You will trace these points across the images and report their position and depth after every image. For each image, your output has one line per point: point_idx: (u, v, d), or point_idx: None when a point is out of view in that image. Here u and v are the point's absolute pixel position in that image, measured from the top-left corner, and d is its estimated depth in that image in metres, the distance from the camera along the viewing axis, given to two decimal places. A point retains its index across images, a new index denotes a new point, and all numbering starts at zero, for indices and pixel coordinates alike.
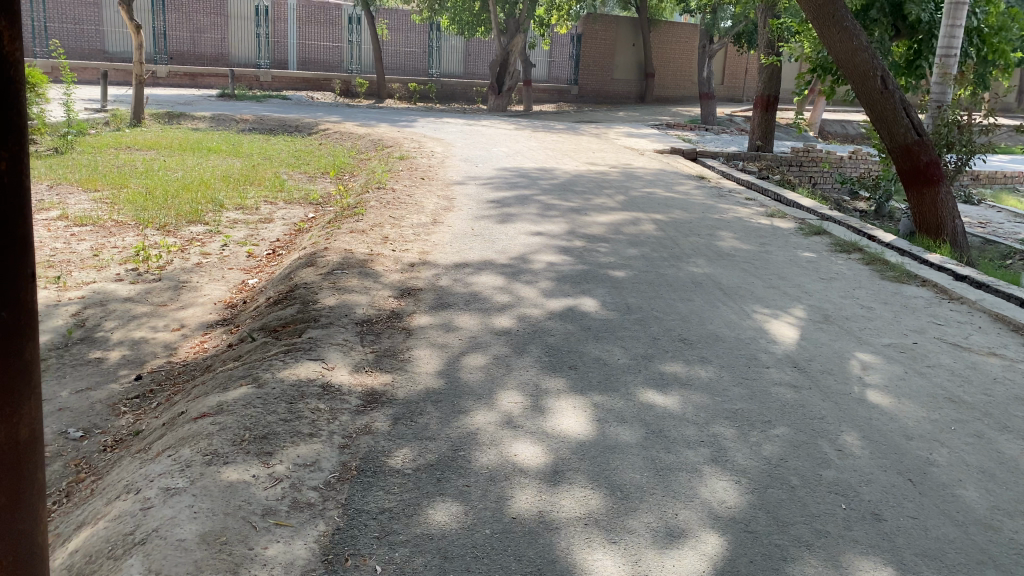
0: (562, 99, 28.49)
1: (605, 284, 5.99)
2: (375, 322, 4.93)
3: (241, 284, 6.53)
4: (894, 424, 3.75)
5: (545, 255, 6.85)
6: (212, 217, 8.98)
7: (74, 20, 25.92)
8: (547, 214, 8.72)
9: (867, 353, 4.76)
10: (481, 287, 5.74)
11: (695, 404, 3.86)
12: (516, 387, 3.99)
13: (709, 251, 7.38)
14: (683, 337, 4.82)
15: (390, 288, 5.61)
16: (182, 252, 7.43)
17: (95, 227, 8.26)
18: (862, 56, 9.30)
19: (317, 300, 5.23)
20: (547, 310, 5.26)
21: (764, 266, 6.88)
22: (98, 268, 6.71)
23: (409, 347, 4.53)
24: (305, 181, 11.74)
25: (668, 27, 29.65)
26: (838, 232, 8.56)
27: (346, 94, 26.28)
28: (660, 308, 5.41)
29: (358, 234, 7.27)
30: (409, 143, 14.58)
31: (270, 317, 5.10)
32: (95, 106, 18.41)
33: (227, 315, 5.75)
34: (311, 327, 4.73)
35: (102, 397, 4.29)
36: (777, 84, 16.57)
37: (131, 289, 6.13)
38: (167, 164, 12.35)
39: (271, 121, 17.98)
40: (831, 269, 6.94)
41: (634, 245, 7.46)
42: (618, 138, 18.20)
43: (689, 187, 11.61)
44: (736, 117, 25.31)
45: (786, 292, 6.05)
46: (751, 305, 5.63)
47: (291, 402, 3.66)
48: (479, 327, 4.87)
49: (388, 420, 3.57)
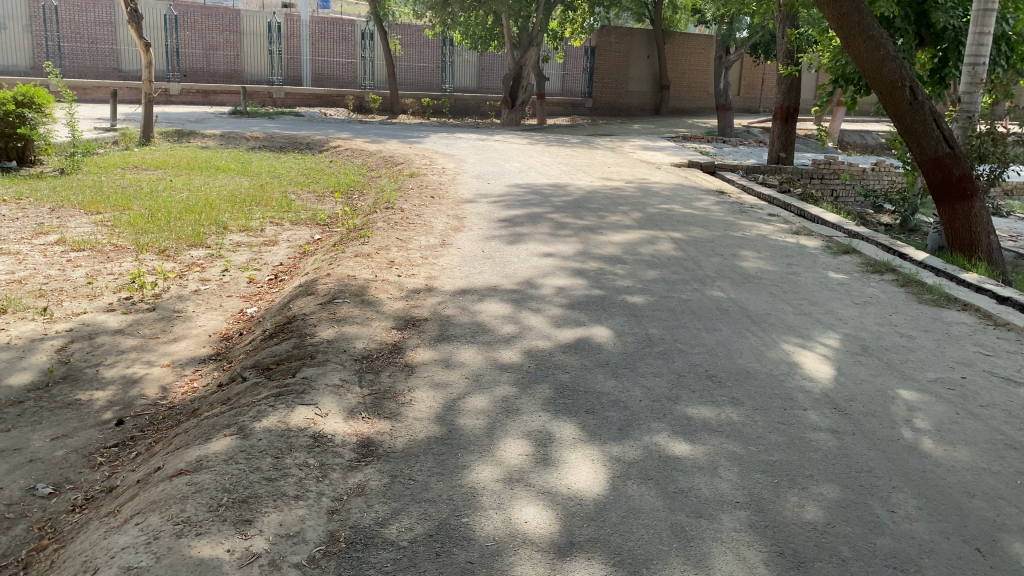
0: (575, 112, 28.24)
1: (621, 311, 5.61)
2: (376, 358, 4.57)
3: (239, 314, 6.20)
4: (952, 479, 3.34)
5: (558, 279, 6.47)
6: (214, 240, 8.70)
7: (89, 39, 25.99)
8: (559, 233, 8.36)
9: (912, 389, 4.34)
10: (490, 317, 5.37)
11: (724, 454, 3.47)
12: (526, 434, 3.61)
13: (732, 272, 6.98)
14: (710, 373, 4.42)
15: (393, 319, 5.25)
16: (180, 278, 7.12)
17: (93, 251, 7.98)
18: (890, 66, 8.88)
19: (314, 334, 4.88)
20: (560, 343, 4.87)
21: (792, 290, 6.47)
22: (91, 297, 6.41)
23: (410, 386, 4.17)
24: (313, 200, 11.45)
25: (683, 38, 29.29)
26: (868, 251, 8.13)
27: (359, 110, 26.07)
28: (683, 340, 5.01)
29: (363, 259, 6.93)
30: (420, 159, 14.28)
31: (263, 353, 4.75)
32: (105, 125, 18.28)
33: (220, 349, 5.41)
34: (306, 365, 4.38)
35: (77, 446, 3.94)
36: (796, 96, 16.15)
37: (121, 321, 5.81)
38: (173, 184, 12.10)
39: (282, 138, 17.77)
40: (863, 292, 6.52)
41: (652, 266, 7.08)
42: (634, 152, 17.84)
43: (708, 202, 11.22)
44: (753, 129, 24.87)
45: (817, 319, 5.65)
46: (780, 334, 5.22)
47: (277, 456, 3.31)
48: (487, 364, 4.50)
49: (382, 478, 3.20)
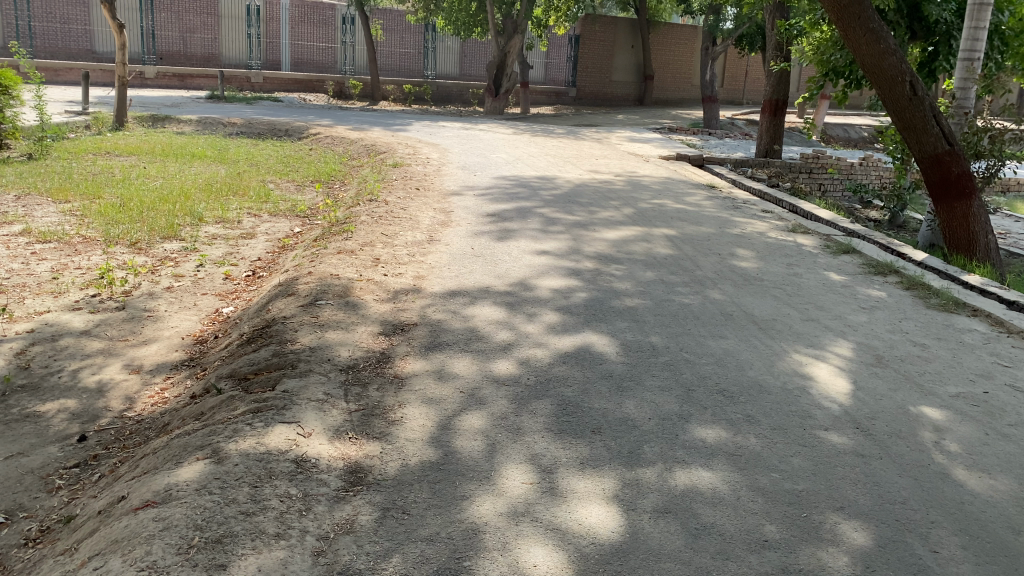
0: (559, 102, 27.85)
1: (620, 316, 5.31)
2: (362, 368, 4.24)
3: (214, 314, 5.84)
4: (993, 512, 3.09)
5: (551, 279, 6.16)
6: (189, 232, 8.30)
7: (61, 18, 25.22)
8: (550, 229, 8.05)
9: (935, 406, 4.08)
10: (483, 322, 5.06)
11: (745, 484, 3.20)
12: (527, 459, 3.31)
13: (733, 273, 6.70)
14: (721, 388, 4.13)
15: (379, 323, 4.92)
16: (152, 273, 6.73)
17: (59, 243, 7.55)
18: (890, 59, 8.61)
19: (295, 340, 4.55)
20: (559, 352, 4.57)
21: (796, 292, 6.23)
22: (55, 294, 6.01)
23: (400, 402, 3.84)
24: (293, 191, 11.03)
25: (667, 29, 28.99)
26: (869, 251, 7.89)
27: (340, 96, 25.61)
28: (689, 349, 4.72)
29: (346, 256, 6.57)
30: (403, 148, 13.91)
31: (240, 361, 4.40)
32: (76, 108, 17.68)
33: (194, 353, 5.06)
34: (286, 376, 4.05)
35: (33, 466, 3.59)
36: (785, 88, 15.86)
37: (87, 321, 5.44)
38: (147, 171, 11.63)
39: (260, 124, 17.28)
40: (869, 296, 6.28)
41: (649, 266, 6.79)
42: (621, 144, 17.54)
43: (700, 197, 10.95)
44: (737, 120, 24.66)
45: (826, 325, 5.40)
46: (789, 342, 4.96)
47: (255, 485, 2.98)
48: (483, 376, 4.19)
49: (373, 511, 2.89)
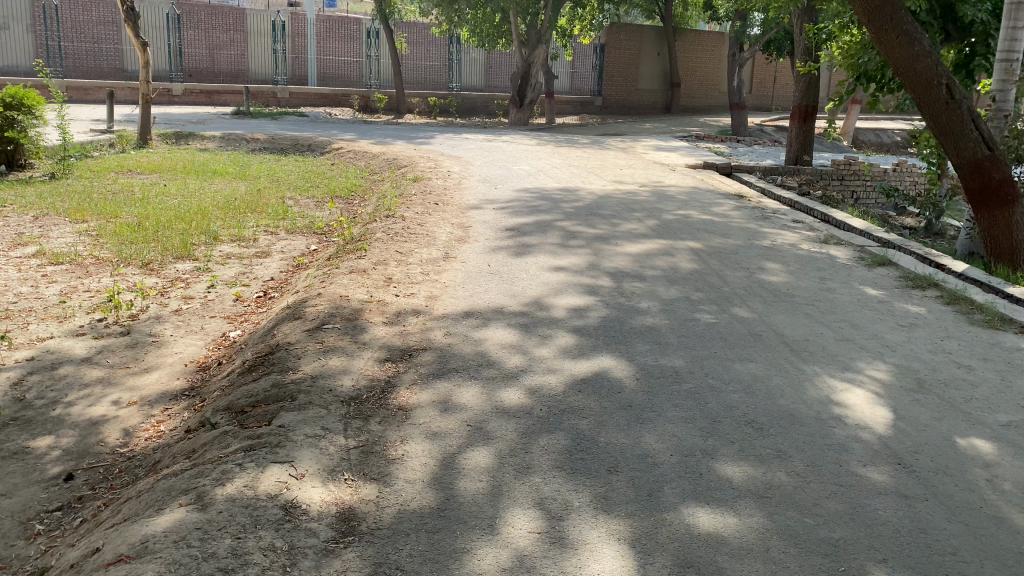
0: (585, 110, 27.55)
1: (641, 337, 5.02)
2: (365, 400, 3.99)
3: (221, 339, 5.65)
4: None
5: (568, 298, 5.89)
6: (203, 251, 8.15)
7: (92, 39, 25.57)
8: (569, 243, 7.78)
9: (984, 438, 3.75)
10: (494, 346, 4.80)
11: (776, 530, 2.91)
12: (536, 504, 3.05)
13: (762, 288, 6.39)
14: (749, 419, 3.83)
15: (385, 350, 4.69)
16: (162, 295, 6.58)
17: (72, 265, 7.44)
18: (925, 62, 8.23)
19: (296, 369, 4.33)
20: (573, 379, 4.30)
21: (829, 309, 5.90)
22: (60, 318, 5.87)
23: (402, 437, 3.59)
24: (312, 207, 10.88)
25: (695, 35, 28.59)
26: (906, 262, 7.51)
27: (365, 109, 25.56)
28: (715, 373, 4.42)
29: (358, 275, 6.36)
30: (425, 162, 13.73)
31: (237, 392, 4.18)
32: (101, 127, 17.77)
33: (196, 381, 4.87)
34: (284, 409, 3.83)
35: (15, 510, 3.40)
36: (815, 93, 15.44)
37: (89, 349, 5.29)
38: (167, 189, 11.54)
39: (283, 140, 17.24)
40: (907, 312, 5.93)
41: (674, 282, 6.49)
42: (647, 153, 17.21)
43: (727, 207, 10.62)
44: (766, 127, 24.20)
45: (862, 345, 5.06)
46: (821, 365, 4.64)
47: (238, 536, 2.75)
48: (492, 407, 3.93)
49: (364, 566, 2.65)
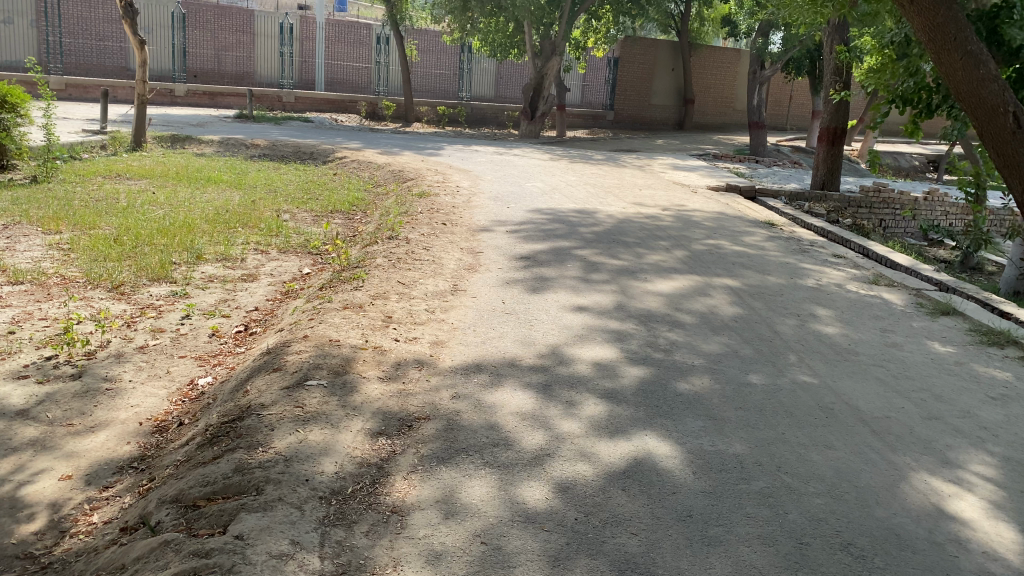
0: (596, 124, 26.82)
1: (690, 408, 4.16)
2: (351, 496, 3.14)
3: (187, 388, 4.80)
4: None
5: (595, 349, 5.03)
6: (183, 272, 7.28)
7: (96, 36, 24.86)
8: (591, 277, 6.92)
9: None
10: (511, 417, 3.93)
11: None
12: None
13: (818, 341, 5.54)
14: (846, 541, 2.97)
15: (378, 420, 3.83)
16: (126, 327, 5.71)
17: (31, 286, 6.58)
18: (992, 87, 5.85)
19: (269, 445, 3.48)
20: (611, 469, 3.43)
21: (902, 371, 5.05)
22: (2, 355, 4.99)
23: (394, 563, 2.73)
24: (308, 223, 10.02)
25: (710, 52, 27.81)
26: (975, 313, 6.62)
27: (372, 116, 24.67)
28: (789, 465, 3.56)
29: (353, 312, 5.50)
30: (432, 175, 12.88)
31: (191, 476, 3.32)
32: (94, 127, 16.89)
33: (149, 448, 4.02)
34: (245, 508, 2.96)
35: None
36: (846, 117, 14.47)
37: (26, 398, 4.43)
38: (154, 198, 10.66)
39: (284, 147, 16.39)
40: (993, 378, 5.05)
41: (716, 330, 5.62)
42: (665, 172, 16.38)
43: (759, 237, 9.78)
44: (784, 148, 23.33)
45: (954, 426, 4.19)
46: (913, 456, 3.77)
47: None
48: (513, 512, 3.06)
49: None
